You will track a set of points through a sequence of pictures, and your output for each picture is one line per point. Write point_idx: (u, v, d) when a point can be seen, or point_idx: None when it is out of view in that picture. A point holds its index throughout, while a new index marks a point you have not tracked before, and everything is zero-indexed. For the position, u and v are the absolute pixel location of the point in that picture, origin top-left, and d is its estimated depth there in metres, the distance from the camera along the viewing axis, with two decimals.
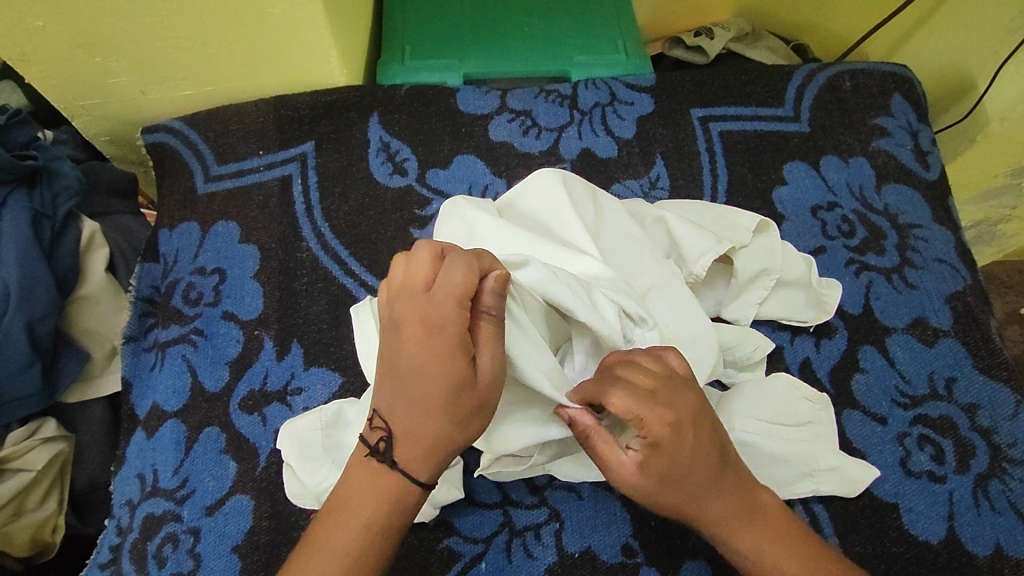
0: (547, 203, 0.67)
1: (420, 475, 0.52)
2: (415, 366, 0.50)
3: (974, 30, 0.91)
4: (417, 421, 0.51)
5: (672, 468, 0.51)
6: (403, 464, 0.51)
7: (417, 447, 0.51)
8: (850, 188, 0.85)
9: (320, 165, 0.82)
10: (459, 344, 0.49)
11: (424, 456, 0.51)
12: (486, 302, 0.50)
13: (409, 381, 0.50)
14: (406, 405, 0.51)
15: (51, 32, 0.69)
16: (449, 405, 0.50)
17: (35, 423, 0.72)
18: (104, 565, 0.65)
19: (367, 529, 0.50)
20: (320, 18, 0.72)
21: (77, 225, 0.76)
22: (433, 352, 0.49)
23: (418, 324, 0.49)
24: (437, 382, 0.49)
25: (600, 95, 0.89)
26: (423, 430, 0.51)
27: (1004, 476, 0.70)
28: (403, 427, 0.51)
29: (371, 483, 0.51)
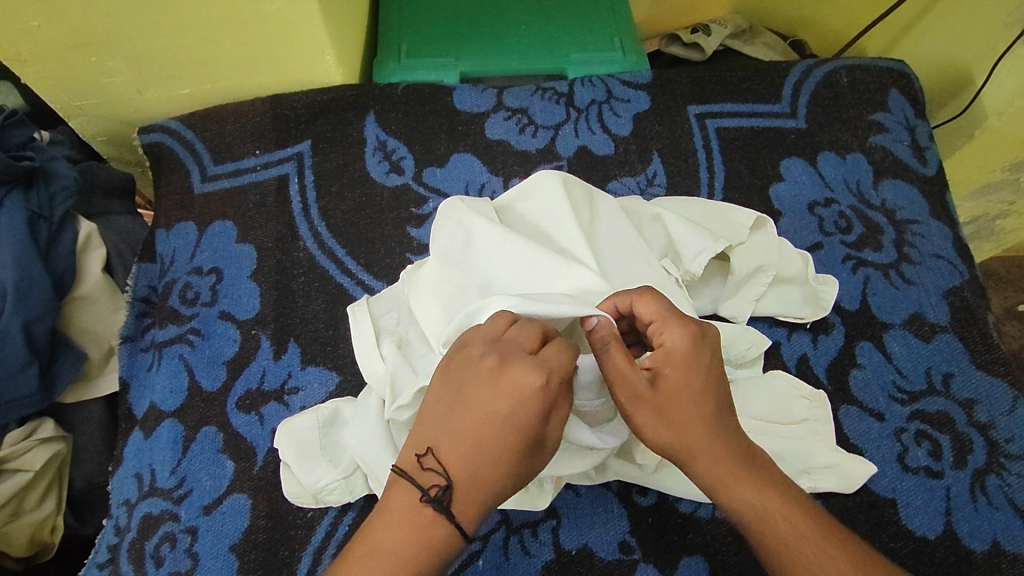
0: (545, 204, 0.67)
1: (466, 527, 0.47)
2: (498, 412, 0.47)
3: (971, 25, 0.90)
4: (482, 474, 0.47)
5: (682, 389, 0.52)
6: (461, 514, 0.47)
7: (472, 501, 0.47)
8: (847, 184, 0.84)
9: (317, 165, 0.82)
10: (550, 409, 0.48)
11: (477, 513, 0.47)
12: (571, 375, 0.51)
13: (479, 430, 0.47)
14: (475, 453, 0.47)
15: (47, 33, 0.69)
16: (516, 466, 0.48)
17: (33, 424, 0.72)
18: (102, 564, 0.65)
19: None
20: (316, 16, 0.72)
21: (74, 225, 0.76)
22: (526, 408, 0.48)
23: (521, 373, 0.48)
24: (517, 436, 0.47)
25: (596, 93, 0.89)
26: (481, 484, 0.47)
27: (1002, 471, 0.70)
28: (462, 475, 0.47)
29: (407, 525, 0.46)
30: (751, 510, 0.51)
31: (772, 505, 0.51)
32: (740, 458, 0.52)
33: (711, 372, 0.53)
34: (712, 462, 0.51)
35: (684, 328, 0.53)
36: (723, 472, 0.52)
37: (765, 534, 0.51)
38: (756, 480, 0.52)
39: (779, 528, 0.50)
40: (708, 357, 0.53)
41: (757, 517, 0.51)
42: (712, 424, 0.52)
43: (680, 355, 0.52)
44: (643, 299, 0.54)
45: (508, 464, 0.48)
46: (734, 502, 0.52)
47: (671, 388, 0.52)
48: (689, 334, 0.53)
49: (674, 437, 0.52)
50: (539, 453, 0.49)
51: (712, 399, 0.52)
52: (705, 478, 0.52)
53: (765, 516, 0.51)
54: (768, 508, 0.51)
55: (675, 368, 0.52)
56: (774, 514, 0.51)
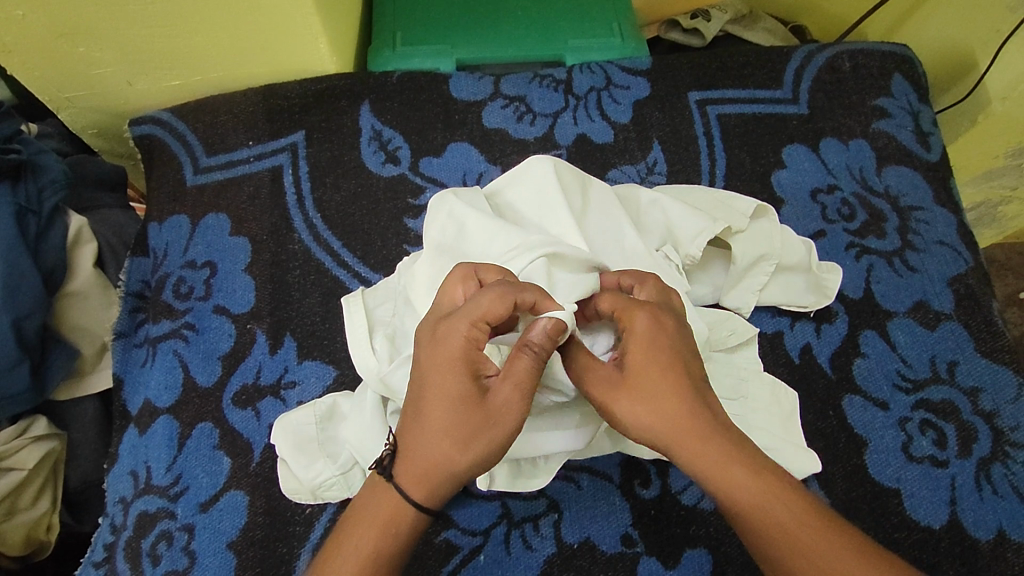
0: (537, 192, 0.65)
1: (413, 495, 0.50)
2: (424, 378, 0.50)
3: (976, 7, 0.89)
4: (422, 442, 0.50)
5: (651, 369, 0.51)
6: (400, 480, 0.50)
7: (418, 470, 0.50)
8: (850, 171, 0.83)
9: (311, 156, 0.80)
10: (465, 363, 0.50)
11: (423, 479, 0.50)
12: (532, 336, 0.50)
13: (413, 397, 0.51)
14: (413, 423, 0.50)
15: (32, 21, 0.67)
16: (449, 427, 0.49)
17: (26, 422, 0.71)
18: (98, 563, 0.64)
19: (371, 556, 0.49)
20: (307, 4, 0.70)
21: (64, 219, 0.75)
22: (436, 372, 0.50)
23: (430, 330, 0.52)
24: (443, 397, 0.49)
25: (595, 79, 0.87)
26: (421, 453, 0.50)
27: (1007, 459, 0.69)
28: (410, 446, 0.50)
29: (378, 501, 0.50)
30: (746, 501, 0.48)
31: (768, 496, 0.48)
32: (729, 440, 0.50)
33: (683, 352, 0.52)
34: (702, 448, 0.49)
35: (642, 312, 0.53)
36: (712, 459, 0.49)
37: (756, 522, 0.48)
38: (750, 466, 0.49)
39: (776, 517, 0.48)
40: (672, 331, 0.53)
41: (753, 508, 0.48)
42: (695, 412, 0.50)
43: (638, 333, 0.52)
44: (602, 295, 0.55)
45: (444, 425, 0.49)
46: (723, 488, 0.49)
47: (638, 372, 0.51)
48: (652, 319, 0.53)
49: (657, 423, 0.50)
50: (478, 408, 0.49)
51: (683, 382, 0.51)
52: (693, 467, 0.49)
53: (766, 505, 0.48)
54: (765, 498, 0.48)
55: (639, 350, 0.52)
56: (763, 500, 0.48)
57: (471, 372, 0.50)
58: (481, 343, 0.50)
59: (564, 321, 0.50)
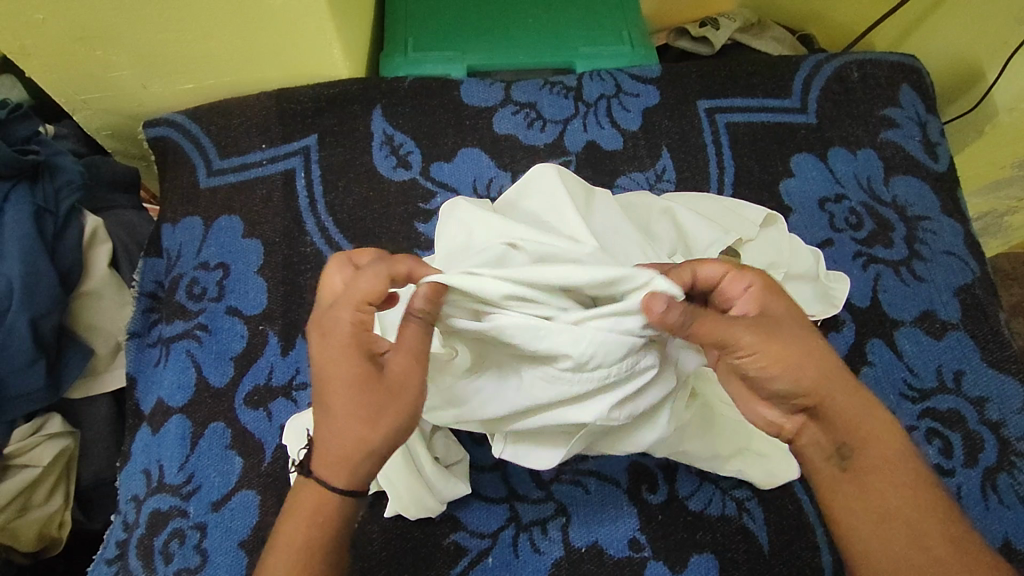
0: (547, 199, 0.66)
1: (336, 482, 0.50)
2: (321, 369, 0.50)
3: (984, 19, 0.89)
4: (331, 431, 0.49)
5: (794, 323, 0.51)
6: (318, 473, 0.50)
7: (334, 459, 0.49)
8: (858, 180, 0.84)
9: (323, 159, 0.81)
10: (356, 346, 0.49)
11: (339, 466, 0.50)
12: (415, 305, 0.50)
13: (316, 388, 0.50)
14: (319, 414, 0.50)
15: (51, 25, 0.68)
16: (352, 409, 0.49)
17: (40, 419, 0.72)
18: (111, 560, 0.65)
19: (306, 546, 0.49)
20: (323, 10, 0.71)
21: (80, 219, 0.76)
22: (329, 359, 0.49)
23: (321, 321, 0.51)
24: (342, 384, 0.49)
25: (605, 87, 0.88)
26: (329, 441, 0.49)
27: (1013, 469, 0.70)
28: (320, 437, 0.50)
29: (306, 497, 0.51)
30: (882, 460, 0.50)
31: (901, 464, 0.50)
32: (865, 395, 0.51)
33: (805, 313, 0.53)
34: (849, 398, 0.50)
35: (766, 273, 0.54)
36: (859, 413, 0.50)
37: (881, 477, 0.49)
38: (887, 429, 0.50)
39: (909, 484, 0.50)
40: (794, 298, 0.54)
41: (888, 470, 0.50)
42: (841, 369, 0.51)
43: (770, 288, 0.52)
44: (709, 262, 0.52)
45: (348, 409, 0.49)
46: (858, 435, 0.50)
47: (787, 324, 0.50)
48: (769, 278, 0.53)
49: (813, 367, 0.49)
50: (379, 388, 0.49)
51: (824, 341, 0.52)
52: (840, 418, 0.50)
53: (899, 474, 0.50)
54: (899, 463, 0.50)
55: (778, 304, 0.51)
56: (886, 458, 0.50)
57: (364, 353, 0.49)
58: (369, 325, 0.50)
59: (443, 284, 0.51)
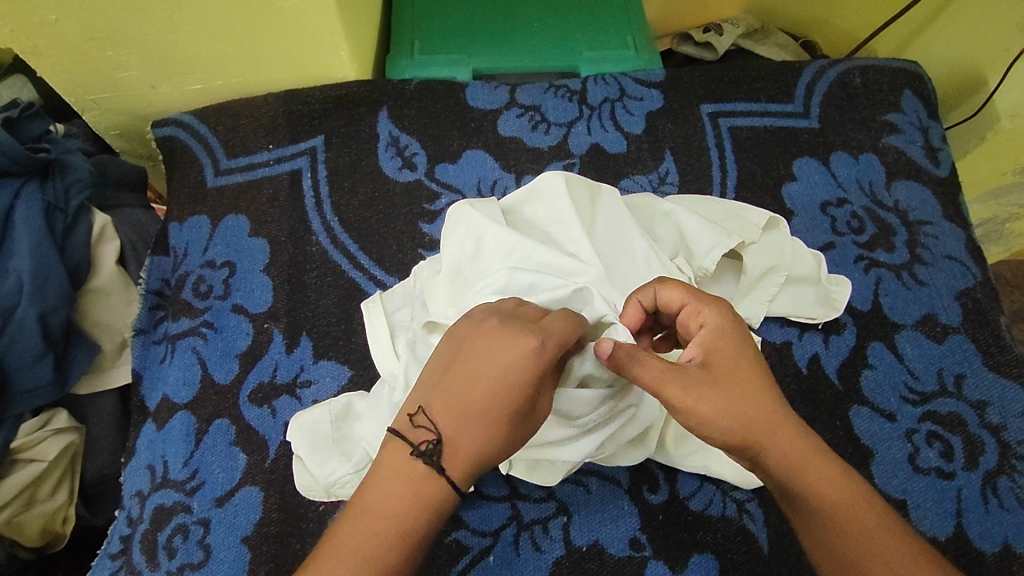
0: (553, 208, 0.67)
1: (458, 485, 0.47)
2: (503, 374, 0.48)
3: (986, 27, 0.90)
4: (480, 435, 0.47)
5: (732, 367, 0.51)
6: (454, 470, 0.46)
7: (468, 463, 0.47)
8: (860, 185, 0.84)
9: (330, 160, 0.82)
10: (541, 375, 0.49)
11: (471, 472, 0.47)
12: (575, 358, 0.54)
13: (481, 394, 0.48)
14: (475, 412, 0.47)
15: (64, 26, 0.70)
16: (513, 428, 0.49)
17: (47, 414, 0.72)
18: (115, 555, 0.65)
19: (404, 538, 0.44)
20: (331, 12, 0.72)
21: (88, 217, 0.77)
22: (521, 372, 0.48)
23: (520, 339, 0.49)
24: (515, 400, 0.48)
25: (609, 90, 0.89)
26: (480, 444, 0.47)
27: (1013, 473, 0.70)
28: (469, 438, 0.47)
29: (419, 490, 0.46)
30: (826, 497, 0.49)
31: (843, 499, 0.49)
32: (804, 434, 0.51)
33: (749, 351, 0.53)
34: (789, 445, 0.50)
35: (718, 311, 0.54)
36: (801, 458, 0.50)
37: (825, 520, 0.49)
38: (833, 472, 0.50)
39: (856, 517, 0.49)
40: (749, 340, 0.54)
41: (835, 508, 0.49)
42: (783, 414, 0.51)
43: (717, 332, 0.53)
44: (669, 286, 0.56)
45: (508, 426, 0.48)
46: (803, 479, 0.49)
47: (722, 371, 0.51)
48: (725, 314, 0.54)
49: (736, 421, 0.49)
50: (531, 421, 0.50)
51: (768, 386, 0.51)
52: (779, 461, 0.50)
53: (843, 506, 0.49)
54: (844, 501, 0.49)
55: (719, 348, 0.52)
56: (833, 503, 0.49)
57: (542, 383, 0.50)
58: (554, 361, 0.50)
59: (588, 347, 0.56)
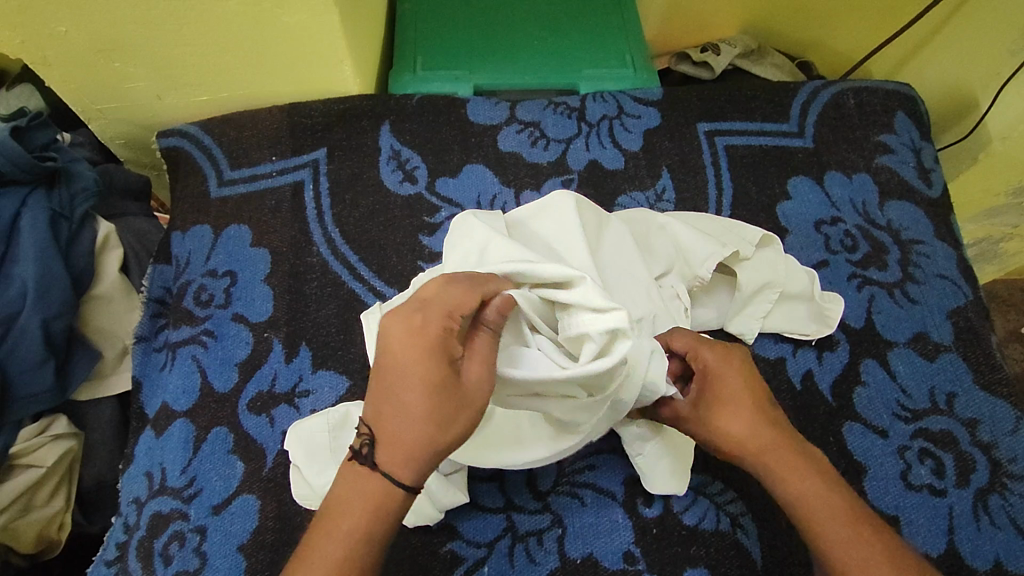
0: (560, 224, 0.67)
1: (400, 479, 0.49)
2: (401, 361, 0.49)
3: (978, 50, 0.92)
4: (402, 425, 0.49)
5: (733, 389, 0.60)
6: (384, 466, 0.49)
7: (403, 454, 0.49)
8: (853, 204, 0.86)
9: (331, 172, 0.83)
10: (438, 349, 0.49)
11: (408, 461, 0.49)
12: (488, 315, 0.52)
13: (388, 388, 0.49)
14: (390, 405, 0.49)
15: (73, 37, 0.71)
16: (430, 409, 0.49)
17: (46, 420, 0.73)
18: (111, 561, 0.66)
19: (349, 535, 0.48)
20: (336, 27, 0.73)
21: (93, 226, 0.78)
22: (418, 353, 0.49)
23: (406, 320, 0.49)
24: (421, 383, 0.49)
25: (607, 108, 0.90)
26: (406, 435, 0.49)
27: (1004, 491, 0.71)
28: (392, 431, 0.49)
29: (360, 486, 0.50)
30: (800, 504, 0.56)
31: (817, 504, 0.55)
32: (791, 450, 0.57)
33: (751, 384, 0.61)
34: (793, 480, 0.56)
35: (711, 357, 0.61)
36: (797, 479, 0.56)
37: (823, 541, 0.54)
38: (813, 484, 0.56)
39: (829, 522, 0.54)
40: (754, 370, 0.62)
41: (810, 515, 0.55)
42: (771, 429, 0.58)
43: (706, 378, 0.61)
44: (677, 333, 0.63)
45: (426, 411, 0.49)
46: (798, 499, 0.56)
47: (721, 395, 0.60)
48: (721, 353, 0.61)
49: (732, 441, 0.59)
50: (454, 392, 0.49)
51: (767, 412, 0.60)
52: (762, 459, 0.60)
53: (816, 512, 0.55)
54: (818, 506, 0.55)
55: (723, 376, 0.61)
56: (833, 532, 0.54)
57: (447, 357, 0.49)
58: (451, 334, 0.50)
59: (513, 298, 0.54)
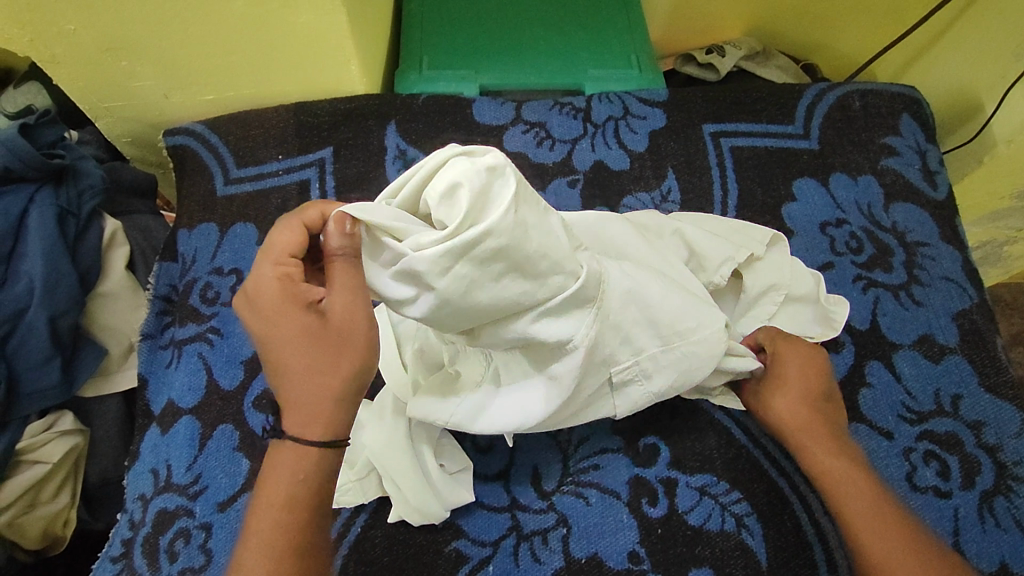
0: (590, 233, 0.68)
1: (309, 437, 0.49)
2: (263, 329, 0.50)
3: (984, 53, 0.92)
4: (292, 387, 0.49)
5: (798, 379, 0.68)
6: (290, 431, 0.50)
7: (303, 412, 0.49)
8: (859, 206, 0.86)
9: (337, 172, 0.83)
10: (288, 302, 0.49)
11: (311, 417, 0.49)
12: (331, 244, 0.48)
13: (266, 361, 0.50)
14: (276, 375, 0.50)
15: (81, 35, 0.71)
16: (306, 358, 0.49)
17: (53, 416, 0.73)
18: (115, 558, 0.66)
19: (284, 505, 0.49)
20: (343, 27, 0.73)
21: (100, 223, 0.78)
22: (273, 317, 0.49)
23: (250, 293, 0.51)
24: (287, 338, 0.49)
25: (613, 108, 0.90)
26: (300, 394, 0.49)
27: (1010, 493, 0.71)
28: (286, 395, 0.50)
29: (279, 459, 0.50)
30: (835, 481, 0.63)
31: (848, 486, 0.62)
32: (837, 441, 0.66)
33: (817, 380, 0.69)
34: (833, 459, 0.64)
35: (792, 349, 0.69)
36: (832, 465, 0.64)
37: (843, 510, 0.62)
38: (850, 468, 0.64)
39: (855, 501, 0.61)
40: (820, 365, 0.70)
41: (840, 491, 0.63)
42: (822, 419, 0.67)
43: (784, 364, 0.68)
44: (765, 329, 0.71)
45: (306, 362, 0.49)
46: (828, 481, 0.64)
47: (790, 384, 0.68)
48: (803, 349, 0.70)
49: (790, 422, 0.67)
50: (326, 333, 0.49)
51: (818, 403, 0.68)
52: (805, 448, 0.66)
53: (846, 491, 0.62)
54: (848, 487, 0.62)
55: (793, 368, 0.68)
56: (858, 504, 0.61)
57: (299, 305, 0.49)
58: (294, 277, 0.50)
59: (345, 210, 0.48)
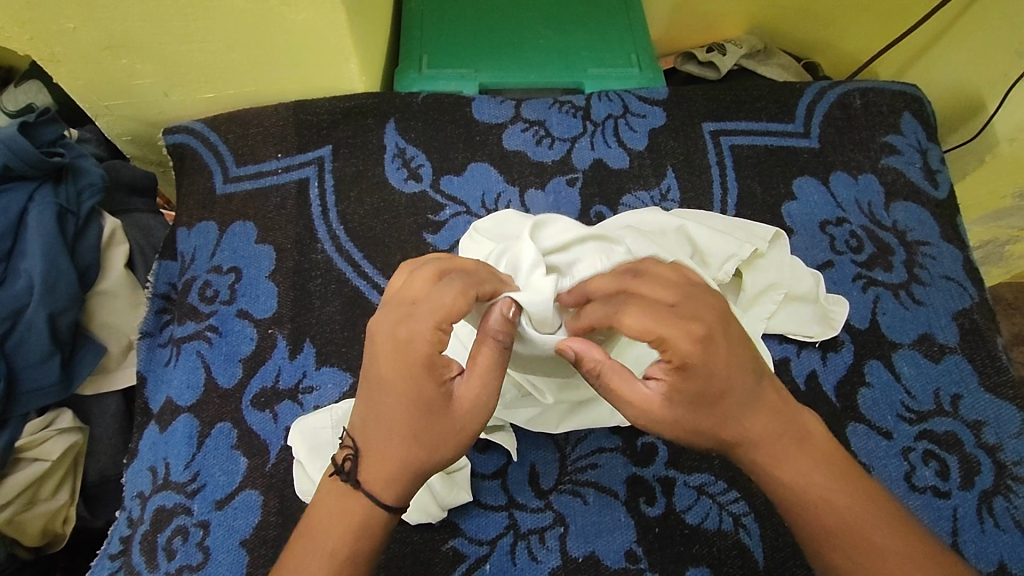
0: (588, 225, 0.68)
1: (383, 499, 0.50)
2: (387, 377, 0.50)
3: (987, 51, 0.91)
4: (386, 446, 0.50)
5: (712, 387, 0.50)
6: (368, 485, 0.50)
7: (384, 472, 0.50)
8: (859, 205, 0.85)
9: (337, 170, 0.83)
10: (429, 369, 0.49)
11: (390, 481, 0.50)
12: (491, 326, 0.51)
13: (380, 410, 0.50)
14: (379, 427, 0.50)
15: (81, 34, 0.71)
16: (415, 430, 0.49)
17: (52, 414, 0.73)
18: (114, 555, 0.66)
19: (331, 554, 0.50)
20: (343, 25, 0.73)
21: (99, 221, 0.78)
22: (405, 375, 0.49)
23: (390, 331, 0.50)
24: (408, 401, 0.49)
25: (613, 107, 0.90)
26: (393, 457, 0.50)
27: (1010, 493, 0.70)
28: (373, 447, 0.50)
29: (345, 506, 0.51)
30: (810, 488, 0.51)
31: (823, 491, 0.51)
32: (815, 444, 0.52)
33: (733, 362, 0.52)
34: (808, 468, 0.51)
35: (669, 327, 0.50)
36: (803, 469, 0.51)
37: (826, 522, 0.51)
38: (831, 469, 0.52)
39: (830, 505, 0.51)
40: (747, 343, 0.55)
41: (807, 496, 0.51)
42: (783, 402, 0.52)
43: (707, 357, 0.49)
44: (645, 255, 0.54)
45: (411, 431, 0.49)
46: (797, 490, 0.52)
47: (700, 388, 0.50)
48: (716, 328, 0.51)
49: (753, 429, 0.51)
50: (443, 415, 0.50)
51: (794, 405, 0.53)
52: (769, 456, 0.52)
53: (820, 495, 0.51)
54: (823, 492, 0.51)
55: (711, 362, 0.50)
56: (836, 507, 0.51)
57: (434, 376, 0.49)
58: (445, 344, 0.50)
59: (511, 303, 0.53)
